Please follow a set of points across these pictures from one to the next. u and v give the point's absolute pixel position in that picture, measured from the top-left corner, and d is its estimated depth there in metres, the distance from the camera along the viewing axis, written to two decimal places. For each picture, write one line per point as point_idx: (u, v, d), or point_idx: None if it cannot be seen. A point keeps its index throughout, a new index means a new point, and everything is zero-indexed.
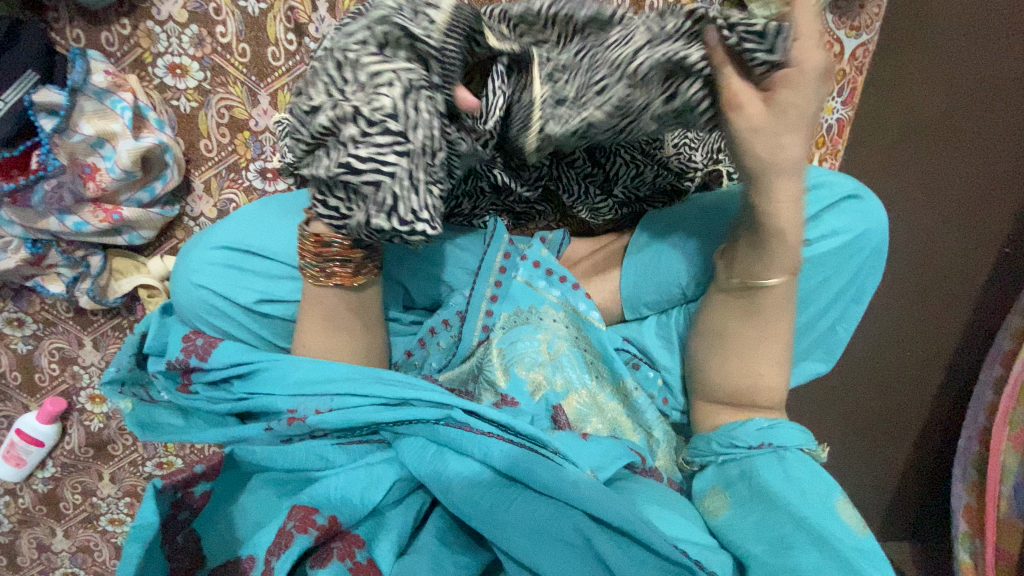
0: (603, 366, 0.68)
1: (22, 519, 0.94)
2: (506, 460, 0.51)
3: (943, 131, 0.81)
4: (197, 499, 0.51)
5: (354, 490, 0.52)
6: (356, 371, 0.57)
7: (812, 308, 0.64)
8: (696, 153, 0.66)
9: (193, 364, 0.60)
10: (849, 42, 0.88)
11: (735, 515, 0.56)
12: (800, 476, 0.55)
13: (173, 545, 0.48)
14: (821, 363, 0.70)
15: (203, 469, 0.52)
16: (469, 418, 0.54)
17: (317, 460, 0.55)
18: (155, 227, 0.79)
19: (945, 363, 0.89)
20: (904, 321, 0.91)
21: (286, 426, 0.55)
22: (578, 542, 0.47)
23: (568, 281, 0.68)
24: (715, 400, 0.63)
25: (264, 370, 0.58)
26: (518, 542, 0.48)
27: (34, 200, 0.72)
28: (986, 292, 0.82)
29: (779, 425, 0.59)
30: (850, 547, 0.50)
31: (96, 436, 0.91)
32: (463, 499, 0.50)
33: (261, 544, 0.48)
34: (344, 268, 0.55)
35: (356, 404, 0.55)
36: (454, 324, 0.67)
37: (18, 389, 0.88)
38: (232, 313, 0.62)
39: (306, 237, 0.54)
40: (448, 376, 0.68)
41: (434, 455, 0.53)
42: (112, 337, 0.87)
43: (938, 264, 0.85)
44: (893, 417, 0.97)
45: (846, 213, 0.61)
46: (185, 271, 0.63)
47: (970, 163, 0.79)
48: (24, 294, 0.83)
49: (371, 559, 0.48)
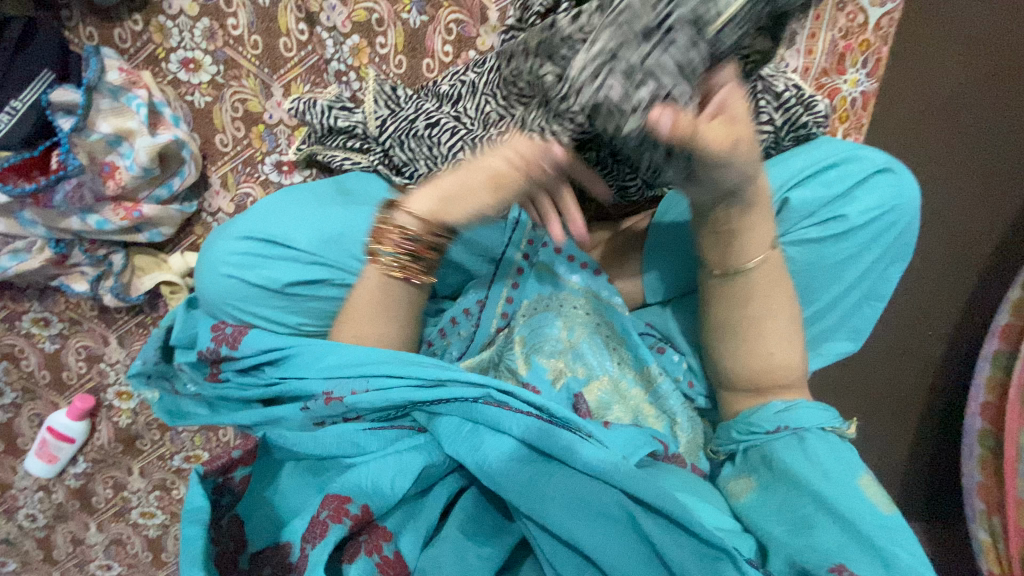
0: (626, 351, 0.69)
1: (56, 514, 0.96)
2: (540, 439, 0.52)
3: (951, 111, 0.86)
4: (237, 483, 0.55)
5: (386, 478, 0.53)
6: (390, 355, 0.58)
7: (838, 286, 0.64)
8: (765, 113, 0.60)
9: (224, 353, 0.61)
10: (873, 12, 0.83)
11: (756, 499, 0.57)
12: (822, 456, 0.56)
13: (218, 530, 0.52)
14: (849, 343, 0.68)
15: (239, 454, 0.55)
16: (507, 397, 0.56)
17: (351, 446, 0.56)
18: (175, 224, 0.79)
19: (948, 340, 0.94)
20: (915, 296, 0.94)
21: (323, 406, 0.57)
22: (621, 516, 0.49)
23: (589, 268, 0.70)
24: (733, 387, 0.64)
25: (295, 356, 0.59)
26: (555, 515, 0.49)
27: (56, 200, 0.73)
28: (985, 278, 0.90)
29: (796, 407, 0.60)
30: (875, 524, 0.51)
31: (124, 432, 0.92)
32: (500, 472, 0.52)
33: (297, 531, 0.52)
34: (417, 264, 0.56)
35: (391, 384, 0.56)
36: (474, 312, 0.70)
37: (46, 387, 0.90)
38: (266, 298, 0.62)
39: (387, 226, 0.55)
40: (469, 364, 0.69)
41: (470, 432, 0.55)
42: (136, 334, 0.87)
43: (957, 245, 0.90)
44: (899, 393, 1.00)
45: (874, 189, 0.60)
46: (211, 261, 0.63)
47: (978, 140, 0.86)
48: (50, 294, 0.85)
49: (398, 553, 0.51)
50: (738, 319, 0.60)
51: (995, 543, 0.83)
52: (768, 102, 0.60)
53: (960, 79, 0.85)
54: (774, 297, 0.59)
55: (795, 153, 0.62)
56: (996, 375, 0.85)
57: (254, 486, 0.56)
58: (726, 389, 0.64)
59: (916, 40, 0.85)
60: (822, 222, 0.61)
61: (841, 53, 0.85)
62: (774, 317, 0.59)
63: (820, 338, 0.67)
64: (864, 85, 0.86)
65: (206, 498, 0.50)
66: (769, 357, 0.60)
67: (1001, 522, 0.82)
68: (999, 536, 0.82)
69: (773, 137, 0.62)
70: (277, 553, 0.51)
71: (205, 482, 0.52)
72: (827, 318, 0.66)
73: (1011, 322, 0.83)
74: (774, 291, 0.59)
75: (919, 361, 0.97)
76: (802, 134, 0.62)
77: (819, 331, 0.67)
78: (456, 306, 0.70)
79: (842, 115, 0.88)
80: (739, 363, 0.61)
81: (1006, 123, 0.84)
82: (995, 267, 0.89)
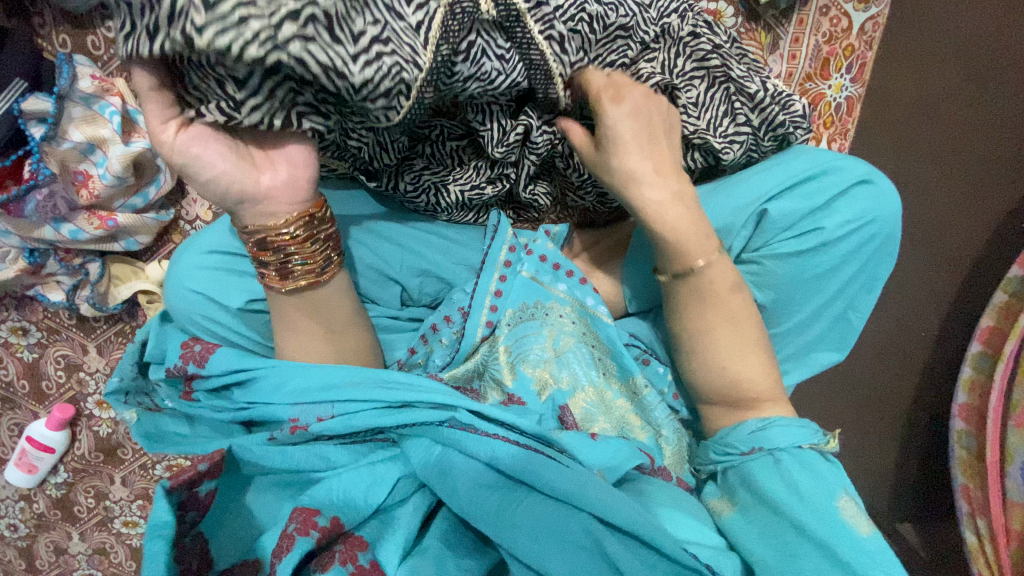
0: (611, 361, 0.68)
1: (38, 523, 0.95)
2: (512, 463, 0.52)
3: (936, 110, 0.92)
4: (203, 498, 0.51)
5: (357, 493, 0.54)
6: (359, 377, 0.59)
7: (819, 297, 0.63)
8: (750, 117, 0.60)
9: (191, 371, 0.61)
10: (858, 16, 0.83)
11: (738, 520, 0.57)
12: (798, 478, 0.55)
13: (184, 546, 0.49)
14: (833, 354, 0.67)
15: (206, 468, 0.51)
16: (474, 419, 0.56)
17: (319, 461, 0.57)
18: (152, 233, 0.79)
19: (940, 330, 0.99)
20: (902, 294, 1.01)
21: (289, 435, 0.56)
22: (589, 544, 0.49)
23: (574, 275, 0.68)
24: (708, 402, 0.63)
25: (261, 379, 0.60)
26: (524, 542, 0.49)
27: (28, 210, 0.71)
28: (973, 278, 0.94)
29: (771, 426, 0.59)
30: (851, 548, 0.51)
31: (105, 441, 0.92)
32: (469, 499, 0.52)
33: (268, 547, 0.51)
34: (304, 264, 0.55)
35: (355, 409, 0.57)
36: (456, 320, 0.68)
37: (26, 397, 0.89)
38: (229, 316, 0.62)
39: (250, 233, 0.52)
40: (452, 375, 0.67)
41: (440, 456, 0.55)
42: (116, 342, 0.87)
43: (945, 234, 0.95)
44: (885, 396, 1.06)
45: (855, 200, 0.60)
46: (177, 276, 0.63)
47: (967, 140, 0.90)
48: (27, 303, 0.84)
49: (374, 562, 0.51)
50: (731, 341, 0.60)
51: (983, 547, 0.87)
52: (742, 104, 0.60)
53: (946, 78, 0.90)
54: (728, 316, 0.60)
55: (776, 164, 0.62)
56: (971, 374, 0.90)
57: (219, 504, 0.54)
58: (707, 403, 0.64)
59: (903, 40, 0.92)
60: (803, 232, 0.60)
61: (825, 57, 0.85)
62: (730, 331, 0.60)
63: (806, 348, 0.67)
64: (848, 90, 0.88)
65: (174, 512, 0.48)
66: (722, 369, 0.61)
67: (986, 524, 0.86)
68: (985, 539, 0.86)
69: (754, 138, 0.62)
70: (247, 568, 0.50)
71: (171, 500, 0.48)
72: (809, 330, 0.65)
73: (993, 326, 0.88)
74: (736, 303, 0.60)
75: (909, 353, 1.02)
76: (781, 132, 0.62)
77: (803, 342, 0.66)
78: (438, 313, 0.69)
79: (828, 121, 0.90)
80: (708, 381, 0.62)
81: (1000, 130, 0.87)
82: (988, 264, 0.92)
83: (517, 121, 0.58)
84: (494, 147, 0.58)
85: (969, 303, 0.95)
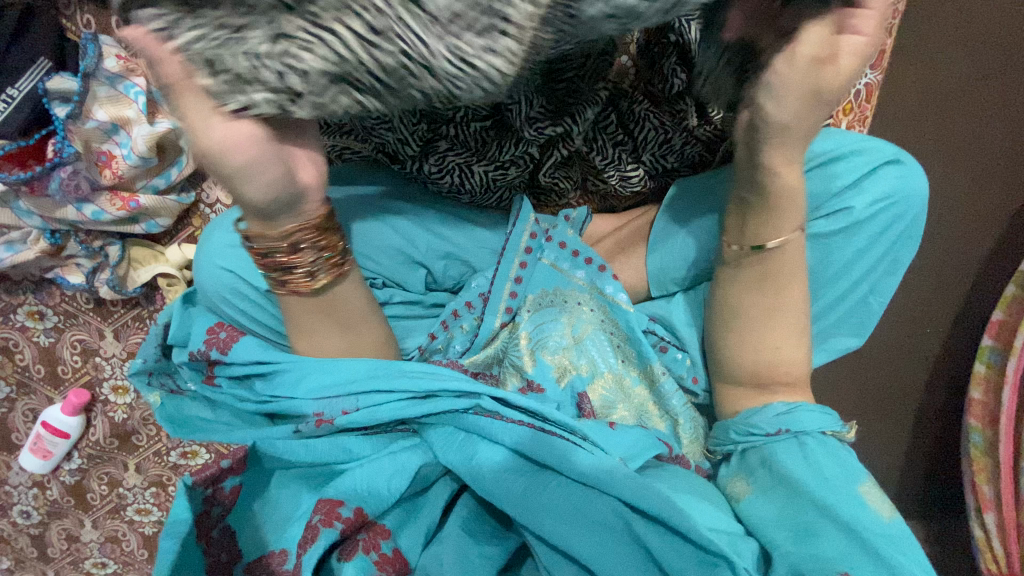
0: (630, 349, 0.68)
1: (51, 510, 0.94)
2: (533, 446, 0.52)
3: (953, 99, 0.92)
4: (227, 494, 0.54)
5: (380, 481, 0.54)
6: (379, 367, 0.57)
7: (842, 279, 0.63)
8: None
9: (214, 357, 0.62)
10: None
11: (758, 502, 0.57)
12: (822, 461, 0.56)
13: (208, 539, 0.51)
14: (852, 338, 0.68)
15: (229, 463, 0.54)
16: (497, 406, 0.55)
17: (342, 452, 0.57)
18: (173, 215, 0.79)
19: (954, 318, 1.00)
20: (915, 288, 1.01)
21: (314, 428, 0.56)
22: (615, 525, 0.49)
23: (593, 263, 0.68)
24: (735, 382, 0.64)
25: (285, 372, 0.59)
26: (551, 525, 0.49)
27: (52, 187, 0.72)
28: (987, 264, 0.96)
29: (798, 410, 0.59)
30: (875, 533, 0.50)
31: (120, 427, 0.91)
32: (494, 484, 0.52)
33: (294, 538, 0.52)
34: (305, 275, 0.51)
35: (381, 400, 0.56)
36: (477, 307, 0.68)
37: (41, 381, 0.89)
38: (252, 299, 0.62)
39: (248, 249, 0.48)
40: (472, 360, 0.67)
41: (464, 441, 0.55)
42: (133, 327, 0.86)
43: (958, 224, 0.96)
44: (898, 391, 1.06)
45: (882, 179, 0.60)
46: (207, 254, 0.63)
47: (980, 130, 0.92)
48: (44, 286, 0.84)
49: (396, 550, 0.52)
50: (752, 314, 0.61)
51: (991, 541, 0.87)
52: None
53: (962, 67, 0.91)
54: (767, 290, 0.60)
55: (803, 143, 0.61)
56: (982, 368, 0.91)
57: (247, 497, 0.55)
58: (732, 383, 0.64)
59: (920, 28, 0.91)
60: (832, 213, 0.60)
61: None
62: (762, 308, 0.60)
63: (825, 333, 0.67)
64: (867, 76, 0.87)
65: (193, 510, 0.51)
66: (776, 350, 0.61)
67: (995, 521, 0.87)
68: (993, 534, 0.87)
69: None
70: (269, 561, 0.51)
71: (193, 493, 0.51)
72: (830, 313, 0.65)
73: (1004, 319, 0.89)
74: (785, 272, 0.59)
75: (921, 343, 1.03)
76: None
77: (823, 326, 0.66)
78: (458, 300, 0.69)
79: (847, 107, 0.89)
80: (740, 351, 0.62)
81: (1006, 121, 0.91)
82: (1002, 251, 0.95)
83: (560, 117, 0.57)
84: (529, 128, 0.58)
85: (978, 293, 0.98)
